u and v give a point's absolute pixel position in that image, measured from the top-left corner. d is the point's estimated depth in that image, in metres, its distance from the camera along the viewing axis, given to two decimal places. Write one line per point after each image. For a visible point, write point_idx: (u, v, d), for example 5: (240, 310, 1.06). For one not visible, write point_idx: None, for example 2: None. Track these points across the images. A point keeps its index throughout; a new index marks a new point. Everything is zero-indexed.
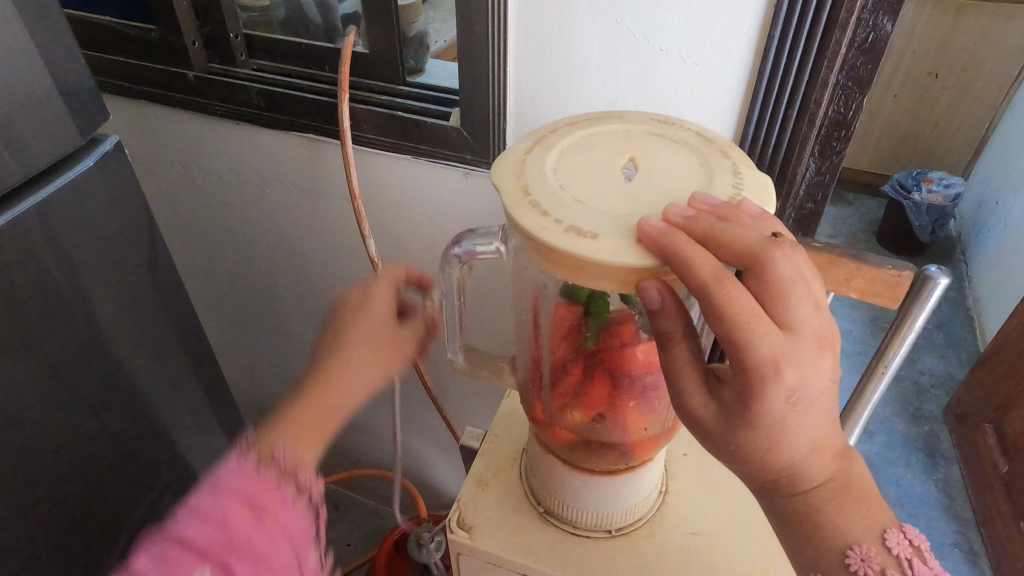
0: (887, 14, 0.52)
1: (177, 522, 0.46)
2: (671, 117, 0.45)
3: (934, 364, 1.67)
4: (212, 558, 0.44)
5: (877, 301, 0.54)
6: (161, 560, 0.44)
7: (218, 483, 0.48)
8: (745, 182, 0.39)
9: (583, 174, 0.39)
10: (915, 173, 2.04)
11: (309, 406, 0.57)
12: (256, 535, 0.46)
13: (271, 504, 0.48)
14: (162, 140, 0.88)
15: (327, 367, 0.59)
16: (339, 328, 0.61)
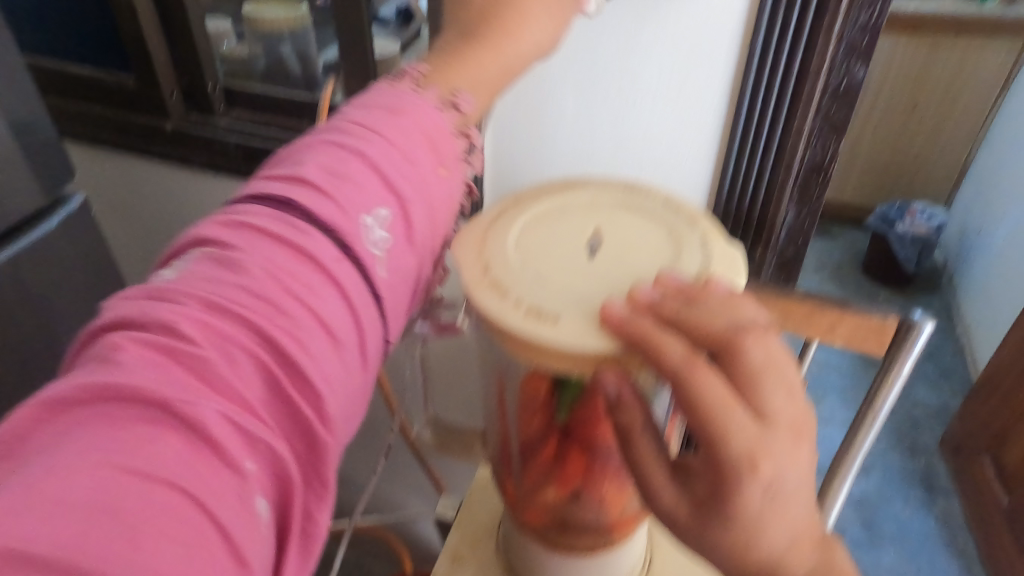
0: (859, 60, 0.52)
1: (348, 137, 0.36)
2: (640, 183, 0.46)
3: (927, 396, 1.66)
4: (392, 196, 0.36)
5: (864, 347, 0.53)
6: (332, 176, 0.34)
7: (391, 107, 0.38)
8: (715, 253, 0.40)
9: (546, 254, 0.41)
10: (898, 204, 2.06)
11: (478, 53, 0.43)
12: (431, 184, 0.37)
13: (441, 150, 0.38)
14: (140, 194, 0.87)
15: (487, 19, 0.44)
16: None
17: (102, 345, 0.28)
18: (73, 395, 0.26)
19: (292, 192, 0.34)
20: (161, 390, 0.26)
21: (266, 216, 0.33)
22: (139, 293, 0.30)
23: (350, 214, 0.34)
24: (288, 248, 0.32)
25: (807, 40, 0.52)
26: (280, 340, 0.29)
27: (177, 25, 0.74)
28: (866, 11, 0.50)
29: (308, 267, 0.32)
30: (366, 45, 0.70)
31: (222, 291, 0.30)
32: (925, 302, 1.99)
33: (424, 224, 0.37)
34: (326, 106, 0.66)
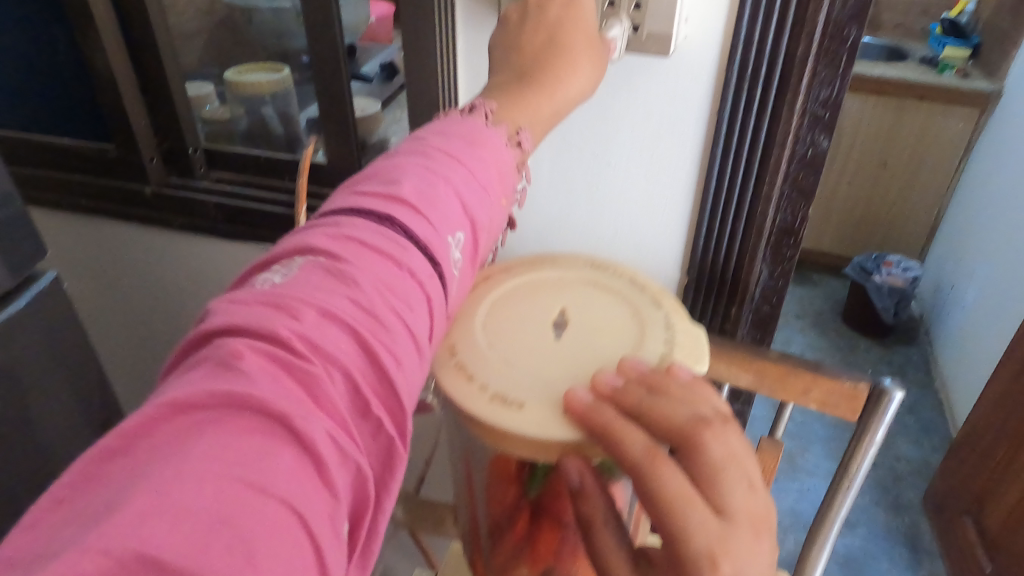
0: (823, 131, 0.54)
1: (434, 159, 0.39)
2: (605, 260, 0.50)
3: (909, 451, 1.66)
4: (466, 222, 0.39)
5: (835, 413, 0.53)
6: (426, 200, 0.37)
7: (471, 137, 0.41)
8: (677, 335, 0.43)
9: (516, 334, 0.44)
10: (874, 256, 2.10)
11: (534, 93, 0.46)
12: (492, 214, 0.41)
13: (506, 183, 0.42)
14: (123, 253, 0.88)
15: (540, 61, 0.47)
16: (536, 24, 0.49)
17: (217, 348, 0.28)
18: (194, 400, 0.26)
19: (390, 209, 0.36)
20: (281, 402, 0.27)
21: (368, 230, 0.35)
22: (249, 297, 0.31)
23: (436, 237, 0.36)
24: (387, 264, 0.34)
25: (771, 114, 0.54)
26: (380, 356, 0.31)
27: (156, 93, 0.75)
28: (827, 86, 0.52)
29: (406, 284, 0.34)
30: (346, 108, 0.72)
31: (337, 301, 0.31)
32: (905, 353, 2.01)
33: (481, 248, 0.41)
34: (308, 163, 0.67)
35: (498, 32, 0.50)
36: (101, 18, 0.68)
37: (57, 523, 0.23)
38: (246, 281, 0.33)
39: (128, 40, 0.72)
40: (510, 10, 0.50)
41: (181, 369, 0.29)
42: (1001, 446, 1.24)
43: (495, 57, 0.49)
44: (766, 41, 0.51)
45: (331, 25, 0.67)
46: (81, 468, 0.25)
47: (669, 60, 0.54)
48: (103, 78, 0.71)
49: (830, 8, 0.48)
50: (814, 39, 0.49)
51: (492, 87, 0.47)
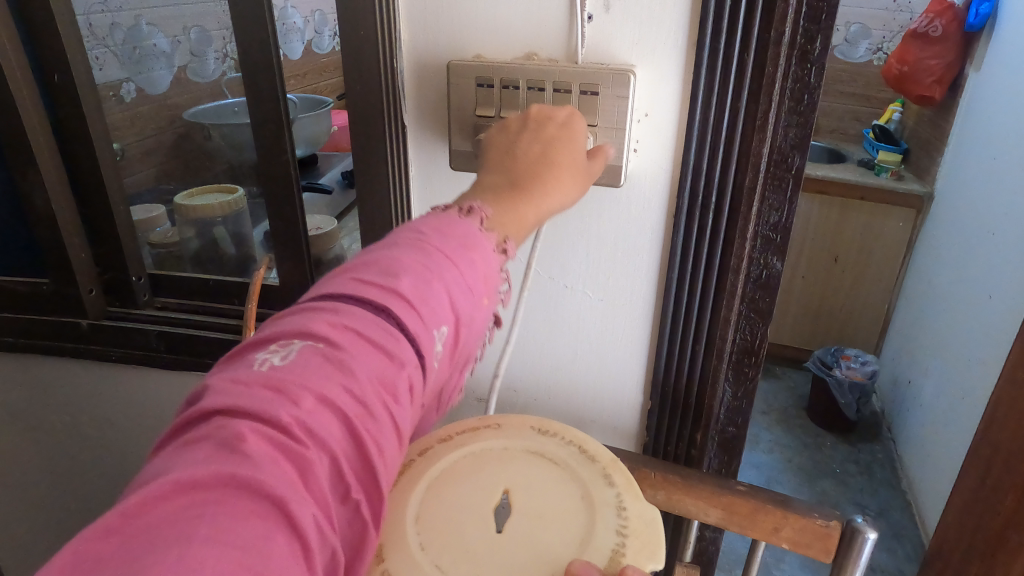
0: (776, 253, 0.54)
1: (427, 252, 0.36)
2: (549, 423, 0.48)
3: (883, 559, 1.62)
4: (454, 315, 0.36)
5: (809, 553, 0.51)
6: (417, 297, 0.34)
7: (465, 238, 0.39)
8: (631, 522, 0.40)
9: (455, 521, 0.41)
10: (833, 349, 2.13)
11: (520, 201, 0.43)
12: (478, 307, 0.38)
13: (494, 284, 0.40)
14: (54, 385, 0.83)
15: (528, 171, 0.45)
16: (534, 137, 0.47)
17: (219, 429, 0.27)
18: (199, 479, 0.25)
19: (387, 300, 0.33)
20: (281, 487, 0.26)
21: (363, 320, 0.32)
22: (247, 377, 0.29)
23: (427, 330, 0.34)
24: (381, 353, 0.32)
25: (724, 239, 0.54)
26: (366, 445, 0.29)
27: (97, 223, 0.73)
28: (775, 211, 0.52)
29: (398, 378, 0.32)
30: (299, 227, 0.71)
31: (333, 389, 0.29)
32: (871, 451, 2.00)
33: (464, 345, 0.38)
34: (258, 286, 0.65)
35: (495, 135, 0.49)
36: (39, 152, 0.66)
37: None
38: (239, 358, 0.31)
39: (71, 172, 0.70)
40: (511, 119, 0.49)
41: (176, 445, 0.27)
42: (974, 559, 1.19)
43: (490, 159, 0.47)
44: (715, 172, 0.52)
45: (284, 148, 0.67)
46: (76, 548, 0.23)
47: (622, 189, 0.55)
48: (41, 214, 0.69)
49: (773, 139, 0.50)
50: (759, 168, 0.50)
51: (477, 187, 0.45)
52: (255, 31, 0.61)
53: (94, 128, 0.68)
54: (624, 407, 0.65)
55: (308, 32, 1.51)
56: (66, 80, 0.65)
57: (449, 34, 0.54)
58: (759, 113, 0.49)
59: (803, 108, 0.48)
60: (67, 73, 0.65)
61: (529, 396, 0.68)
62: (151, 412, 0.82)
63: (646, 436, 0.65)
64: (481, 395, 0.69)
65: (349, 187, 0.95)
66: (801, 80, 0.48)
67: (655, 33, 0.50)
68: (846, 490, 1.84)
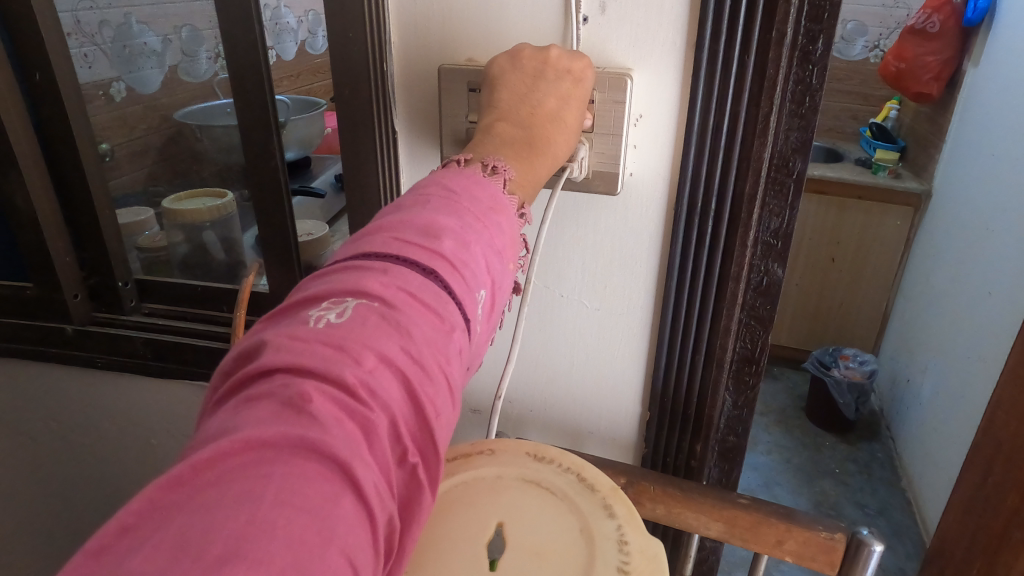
0: (777, 261, 0.53)
1: (462, 218, 0.36)
2: (547, 446, 0.47)
3: (884, 557, 1.61)
4: (488, 280, 0.36)
5: (813, 567, 0.50)
6: (457, 261, 0.33)
7: (493, 202, 0.39)
8: (632, 558, 0.38)
9: (443, 556, 0.39)
10: (831, 349, 2.12)
11: (536, 164, 0.44)
12: (504, 274, 0.38)
13: (517, 249, 0.40)
14: (39, 390, 0.81)
15: (535, 125, 0.45)
16: (550, 88, 0.46)
17: (282, 388, 0.25)
18: (268, 438, 0.23)
19: (431, 262, 0.32)
20: (349, 449, 0.24)
21: (413, 282, 0.31)
22: (305, 334, 0.27)
23: (467, 294, 0.33)
24: (432, 313, 0.30)
25: (724, 247, 0.52)
26: (425, 409, 0.28)
27: (82, 225, 0.71)
28: (776, 217, 0.51)
29: (448, 342, 0.31)
30: (288, 235, 0.69)
31: (392, 347, 0.28)
32: (870, 450, 1.99)
33: (496, 312, 0.38)
34: (247, 294, 0.63)
35: (505, 63, 0.47)
36: (20, 152, 0.65)
37: (126, 551, 0.19)
38: (290, 316, 0.29)
39: (54, 175, 0.69)
40: (526, 49, 0.47)
41: (233, 404, 0.25)
42: (974, 560, 1.18)
43: (502, 97, 0.47)
44: (715, 177, 0.50)
45: (272, 153, 0.65)
46: (149, 495, 0.21)
47: (618, 197, 0.54)
48: (23, 215, 0.67)
49: (774, 142, 0.48)
50: (761, 174, 0.49)
51: (495, 135, 0.44)
52: (241, 31, 0.59)
53: (78, 127, 0.67)
54: (621, 419, 0.64)
55: (302, 33, 1.49)
56: (47, 78, 0.64)
57: (441, 34, 0.53)
58: (760, 117, 0.47)
59: (804, 111, 0.47)
60: (48, 71, 0.63)
61: (524, 408, 0.67)
62: (140, 419, 0.80)
63: (644, 448, 0.64)
64: (474, 406, 0.68)
65: (342, 190, 0.94)
66: (803, 81, 0.46)
67: (649, 38, 0.48)
68: (845, 490, 1.83)
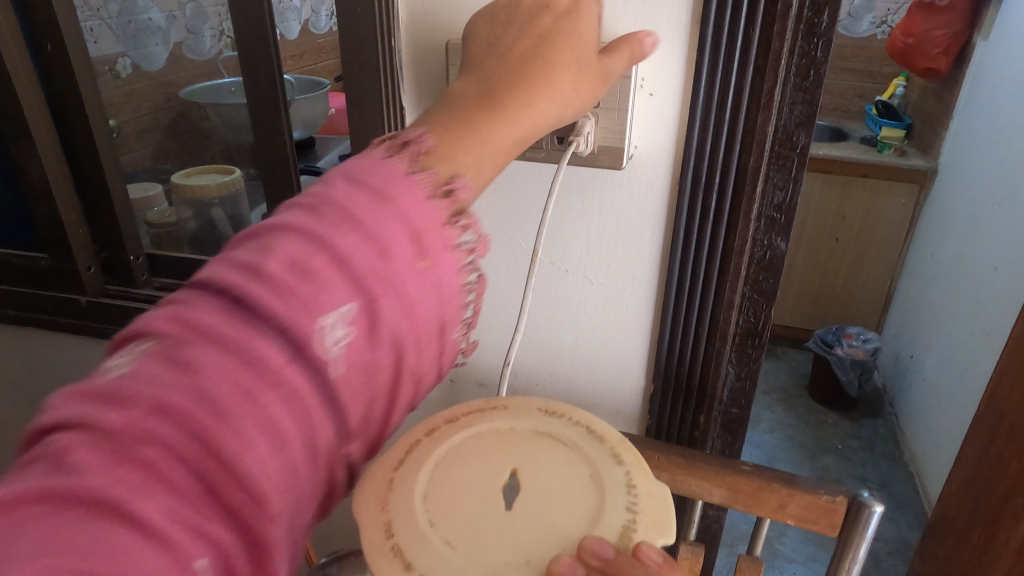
0: (780, 234, 0.53)
1: (316, 218, 0.28)
2: (557, 404, 0.48)
3: (887, 530, 1.63)
4: (360, 290, 0.27)
5: (814, 528, 0.51)
6: (298, 267, 0.27)
7: (384, 185, 0.30)
8: (640, 499, 0.40)
9: (459, 500, 0.40)
10: (834, 328, 2.13)
11: (474, 127, 0.34)
12: (405, 270, 0.29)
13: (437, 234, 0.30)
14: (54, 361, 0.83)
15: (502, 80, 0.36)
16: (524, 33, 0.38)
17: (51, 444, 0.23)
18: (19, 499, 0.22)
19: (252, 284, 0.26)
20: (110, 508, 0.22)
21: (223, 311, 0.26)
22: (90, 384, 0.25)
23: (309, 318, 0.26)
24: (241, 351, 0.25)
25: (728, 219, 0.53)
26: (229, 462, 0.24)
27: (95, 199, 0.72)
28: (780, 190, 0.52)
29: (279, 366, 0.25)
30: None
31: (175, 395, 0.24)
32: (873, 426, 2.01)
33: (403, 325, 0.29)
34: None
35: (480, 20, 0.41)
36: (34, 124, 0.66)
37: None
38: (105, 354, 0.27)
39: (66, 148, 0.70)
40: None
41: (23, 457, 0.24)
42: (974, 529, 1.20)
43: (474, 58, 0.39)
44: (720, 151, 0.51)
45: (280, 130, 0.66)
46: None
47: (624, 171, 0.54)
48: (37, 186, 0.68)
49: (778, 116, 0.49)
50: (765, 148, 0.50)
51: (437, 105, 0.36)
52: (249, 5, 0.60)
53: (89, 101, 0.67)
54: (626, 391, 0.65)
55: (305, 12, 1.49)
56: (59, 50, 0.65)
57: (449, 7, 0.53)
58: (765, 91, 0.48)
59: (809, 84, 0.48)
60: (60, 43, 0.64)
61: (531, 381, 0.68)
62: None
63: (649, 419, 0.65)
64: (482, 379, 0.69)
65: None
66: (807, 55, 0.47)
67: (657, 13, 0.49)
68: (848, 465, 1.84)
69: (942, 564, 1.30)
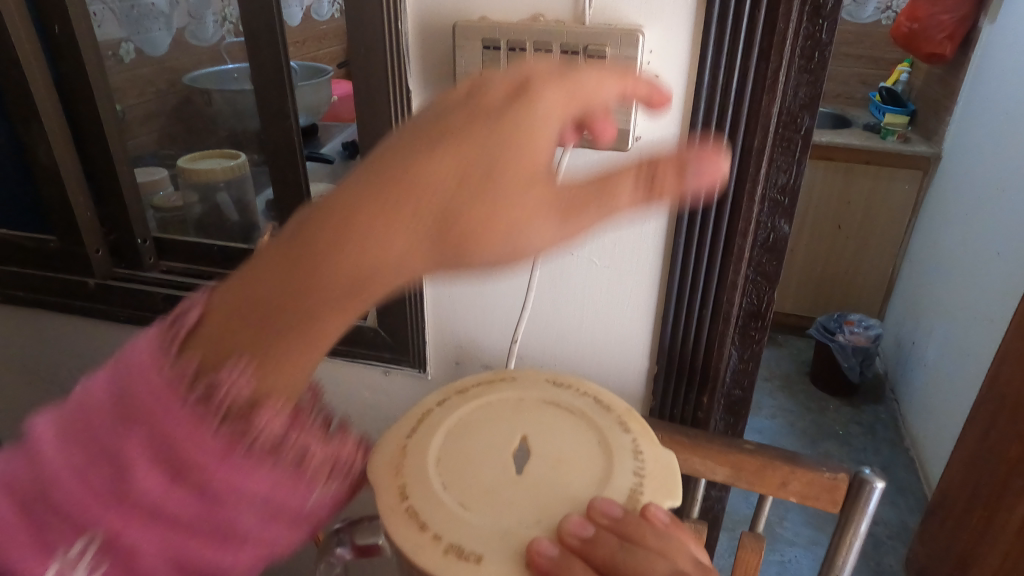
0: (783, 216, 0.54)
1: (87, 419, 0.32)
2: (565, 377, 0.49)
3: (887, 513, 1.65)
4: (116, 496, 0.32)
5: (816, 505, 0.52)
6: (74, 468, 0.32)
7: (151, 386, 0.32)
8: (647, 464, 0.41)
9: (471, 465, 0.41)
10: (835, 315, 2.14)
11: (337, 244, 0.32)
12: (168, 480, 0.32)
13: (196, 444, 0.32)
14: (62, 343, 0.84)
15: (352, 213, 0.32)
16: (417, 148, 0.34)
17: None
18: None
19: (33, 477, 0.32)
20: None
21: (14, 495, 0.32)
22: None
23: (81, 512, 0.32)
24: (31, 528, 0.32)
25: (733, 200, 0.53)
26: None
27: (103, 181, 0.73)
28: (784, 172, 0.52)
29: (100, 514, 0.32)
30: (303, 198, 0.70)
31: None
32: (874, 412, 2.02)
33: (173, 520, 0.32)
34: None
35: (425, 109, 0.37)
36: (42, 106, 0.66)
37: None
38: None
39: (74, 130, 0.70)
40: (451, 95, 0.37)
41: None
42: (975, 510, 1.21)
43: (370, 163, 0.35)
44: (724, 134, 0.51)
45: (286, 114, 0.66)
46: None
47: (629, 152, 0.55)
48: (46, 168, 0.69)
49: (783, 98, 0.49)
50: (770, 130, 0.50)
51: (273, 245, 0.34)
52: None
53: (96, 83, 0.68)
54: (629, 374, 0.66)
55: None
56: (66, 32, 0.65)
57: None
58: (770, 72, 0.48)
59: (814, 66, 0.48)
60: (67, 24, 0.64)
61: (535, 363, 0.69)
62: None
63: (652, 400, 0.66)
64: (485, 362, 0.70)
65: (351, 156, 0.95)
66: (812, 36, 0.48)
67: None
68: (848, 450, 1.85)
69: (942, 546, 1.31)
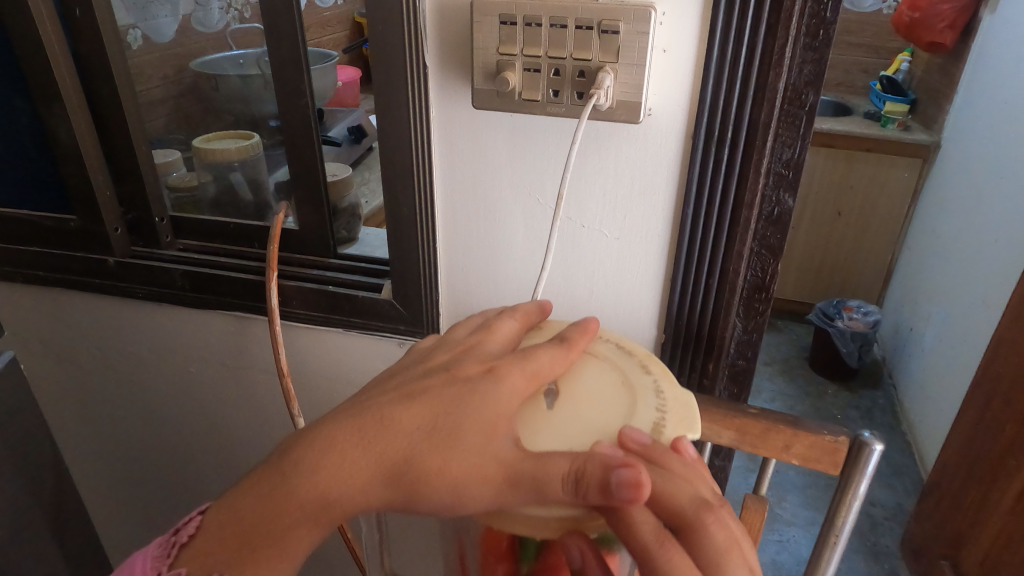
0: (788, 190, 0.55)
1: None
2: None
3: (883, 495, 1.67)
4: None
5: (818, 467, 0.54)
6: None
7: None
8: (668, 402, 0.44)
9: None
10: (835, 301, 2.16)
11: (304, 477, 0.39)
12: None
13: None
14: (82, 320, 0.86)
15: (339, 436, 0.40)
16: (416, 381, 0.43)
17: None
18: None
19: None
20: None
21: None
22: None
23: None
24: None
25: (739, 172, 0.55)
26: None
27: (121, 159, 0.74)
28: (789, 147, 0.54)
29: None
30: (319, 176, 0.72)
31: None
32: (871, 397, 2.04)
33: None
34: (278, 229, 0.66)
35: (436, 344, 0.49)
36: (63, 86, 0.67)
37: None
38: None
39: (93, 109, 0.72)
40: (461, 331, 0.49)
41: None
42: (970, 489, 1.23)
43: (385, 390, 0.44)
44: (732, 105, 0.53)
45: (302, 93, 0.67)
46: None
47: (640, 125, 0.56)
48: (65, 146, 0.70)
49: (788, 73, 0.51)
50: (776, 104, 0.52)
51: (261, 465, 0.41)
52: None
53: (115, 63, 0.69)
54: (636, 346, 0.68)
55: None
56: (86, 13, 0.66)
57: None
58: (777, 47, 0.50)
59: (819, 43, 0.50)
60: (87, 5, 0.66)
61: None
62: (177, 350, 0.84)
63: None
64: None
65: None
66: (818, 15, 0.49)
67: None
68: None
69: (939, 524, 1.33)
